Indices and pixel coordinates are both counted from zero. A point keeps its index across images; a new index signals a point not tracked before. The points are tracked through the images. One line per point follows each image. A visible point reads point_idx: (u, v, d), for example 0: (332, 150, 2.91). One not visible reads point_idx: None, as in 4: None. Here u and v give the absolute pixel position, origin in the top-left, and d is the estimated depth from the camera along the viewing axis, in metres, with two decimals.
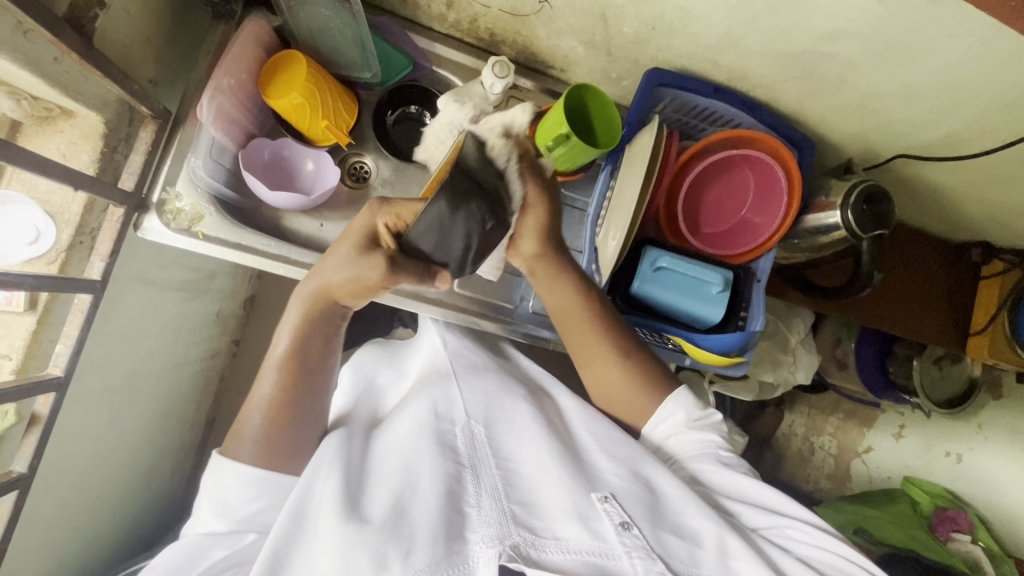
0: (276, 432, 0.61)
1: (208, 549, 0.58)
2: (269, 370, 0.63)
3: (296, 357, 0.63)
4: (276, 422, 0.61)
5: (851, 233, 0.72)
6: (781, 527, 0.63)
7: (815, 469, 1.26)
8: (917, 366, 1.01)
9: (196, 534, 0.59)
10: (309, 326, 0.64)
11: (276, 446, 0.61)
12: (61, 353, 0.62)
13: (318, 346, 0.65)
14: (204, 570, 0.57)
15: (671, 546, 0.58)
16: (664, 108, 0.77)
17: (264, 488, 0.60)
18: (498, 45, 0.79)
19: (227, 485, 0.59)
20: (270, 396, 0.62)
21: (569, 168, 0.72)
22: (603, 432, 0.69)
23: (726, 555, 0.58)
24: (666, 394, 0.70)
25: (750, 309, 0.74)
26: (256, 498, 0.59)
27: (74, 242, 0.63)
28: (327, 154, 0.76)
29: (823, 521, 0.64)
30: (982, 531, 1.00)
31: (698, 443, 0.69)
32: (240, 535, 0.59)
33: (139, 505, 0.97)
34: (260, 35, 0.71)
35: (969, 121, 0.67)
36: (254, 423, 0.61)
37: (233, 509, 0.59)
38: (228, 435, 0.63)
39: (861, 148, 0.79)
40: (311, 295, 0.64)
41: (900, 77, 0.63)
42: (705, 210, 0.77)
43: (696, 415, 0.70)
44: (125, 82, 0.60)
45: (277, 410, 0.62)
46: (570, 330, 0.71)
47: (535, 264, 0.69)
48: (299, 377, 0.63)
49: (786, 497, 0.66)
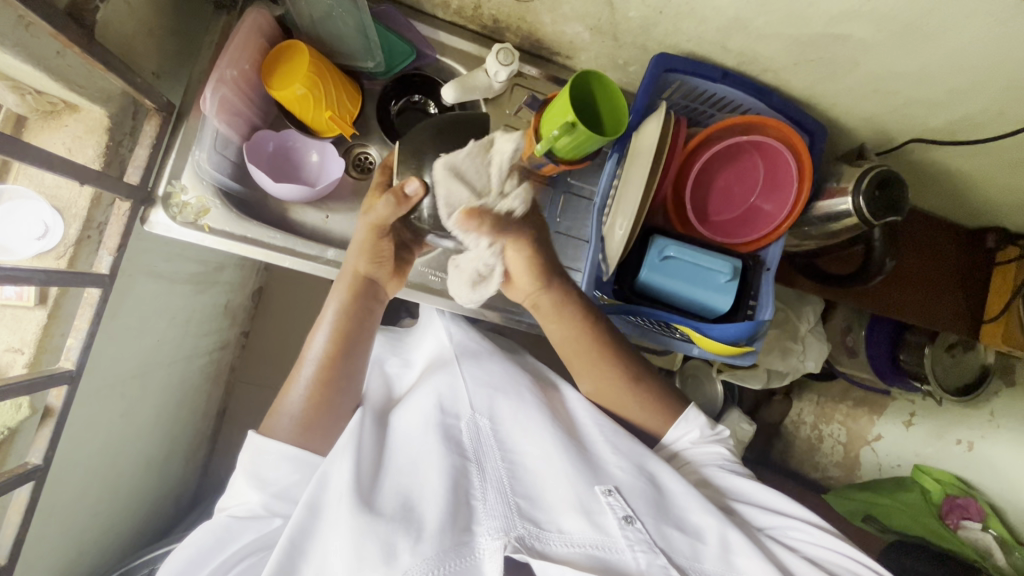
0: (314, 414, 0.64)
1: (238, 533, 0.59)
2: (309, 360, 0.66)
3: (339, 340, 0.67)
4: (316, 406, 0.64)
5: (861, 217, 0.70)
6: (786, 529, 0.65)
7: (824, 456, 1.27)
8: (928, 353, 1.00)
9: (225, 517, 0.60)
10: (350, 313, 0.68)
11: (315, 423, 0.64)
12: (72, 347, 0.63)
13: (360, 331, 0.68)
14: (235, 552, 0.58)
15: (674, 540, 0.59)
16: (671, 94, 0.76)
17: (302, 464, 0.62)
18: (502, 31, 0.78)
19: (266, 459, 0.60)
20: (314, 381, 0.65)
21: (574, 156, 0.71)
22: (607, 426, 0.69)
23: (728, 550, 0.59)
24: (677, 416, 0.74)
25: (759, 297, 0.73)
26: (292, 474, 0.61)
27: (82, 237, 0.63)
28: (332, 146, 0.77)
29: (826, 524, 0.66)
30: (994, 519, 0.99)
31: (707, 456, 0.72)
32: (268, 518, 0.60)
33: (156, 494, 0.99)
34: (262, 25, 0.71)
35: (985, 104, 0.65)
36: (294, 404, 0.64)
37: (270, 483, 0.61)
38: (267, 417, 0.66)
39: (875, 133, 0.77)
40: (348, 283, 0.68)
41: (916, 58, 0.61)
42: (714, 197, 0.76)
43: (708, 433, 0.74)
44: (128, 75, 0.60)
45: (317, 392, 0.64)
46: (592, 355, 0.72)
47: (539, 297, 0.72)
48: (341, 362, 0.66)
49: (790, 500, 0.68)
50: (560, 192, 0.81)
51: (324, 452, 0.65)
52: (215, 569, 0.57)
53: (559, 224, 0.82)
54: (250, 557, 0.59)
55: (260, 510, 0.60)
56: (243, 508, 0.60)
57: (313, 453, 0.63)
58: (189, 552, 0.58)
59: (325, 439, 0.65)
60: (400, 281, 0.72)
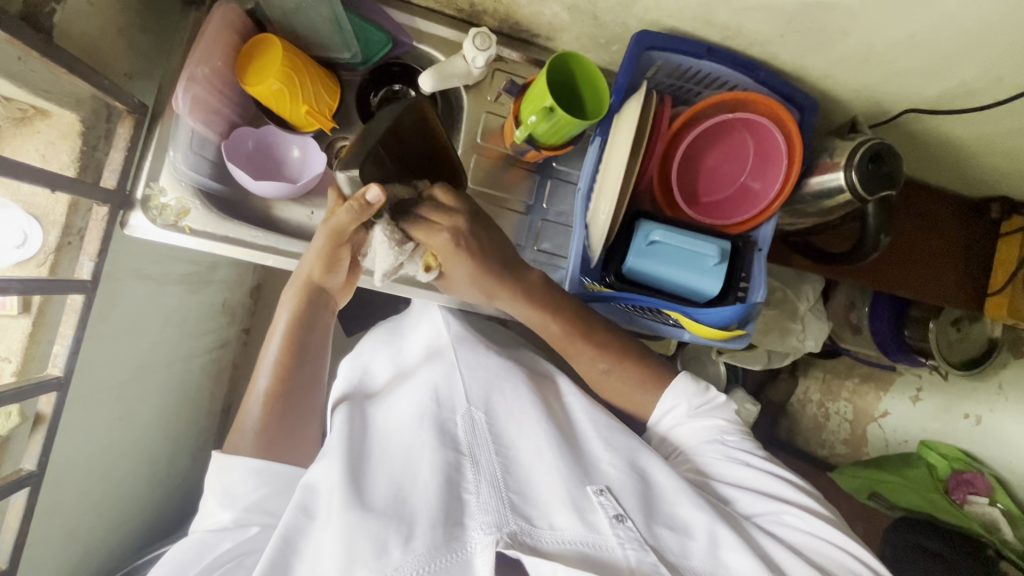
0: (275, 424, 0.65)
1: (214, 543, 0.59)
2: (263, 371, 0.68)
3: (287, 356, 0.68)
4: (275, 416, 0.66)
5: (855, 194, 0.68)
6: (778, 514, 0.65)
7: (830, 434, 1.25)
8: (933, 329, 0.96)
9: (203, 531, 0.60)
10: (300, 318, 0.69)
11: (275, 433, 0.65)
12: (59, 353, 0.63)
13: (307, 341, 0.70)
14: (213, 560, 0.58)
15: (663, 538, 0.60)
16: (655, 73, 0.74)
17: (266, 476, 0.61)
18: (479, 15, 0.75)
19: (232, 474, 0.60)
20: (270, 390, 0.66)
21: (556, 141, 0.69)
22: (600, 421, 0.72)
23: (716, 546, 0.60)
24: (667, 386, 0.75)
25: (751, 276, 0.71)
26: (259, 487, 0.61)
27: (63, 243, 0.64)
28: (312, 140, 0.76)
29: (820, 507, 0.66)
30: (1000, 493, 0.98)
31: (704, 429, 0.73)
32: (242, 528, 0.60)
33: (164, 491, 1.01)
34: (232, 20, 0.69)
35: (984, 69, 0.62)
36: (252, 415, 0.65)
37: (239, 499, 0.60)
38: (229, 435, 0.66)
39: (869, 105, 0.74)
40: (298, 289, 0.69)
41: (908, 25, 0.58)
42: (703, 178, 0.74)
43: (698, 403, 0.74)
44: (95, 77, 0.59)
45: (274, 401, 0.66)
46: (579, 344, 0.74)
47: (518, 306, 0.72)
48: (296, 367, 0.68)
49: (785, 484, 0.67)
50: (547, 178, 0.80)
51: (285, 458, 0.65)
52: None
53: (548, 210, 0.81)
54: (231, 562, 0.58)
55: (231, 522, 0.60)
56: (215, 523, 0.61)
57: (281, 462, 0.63)
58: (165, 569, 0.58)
59: (288, 449, 0.65)
60: (350, 290, 0.74)
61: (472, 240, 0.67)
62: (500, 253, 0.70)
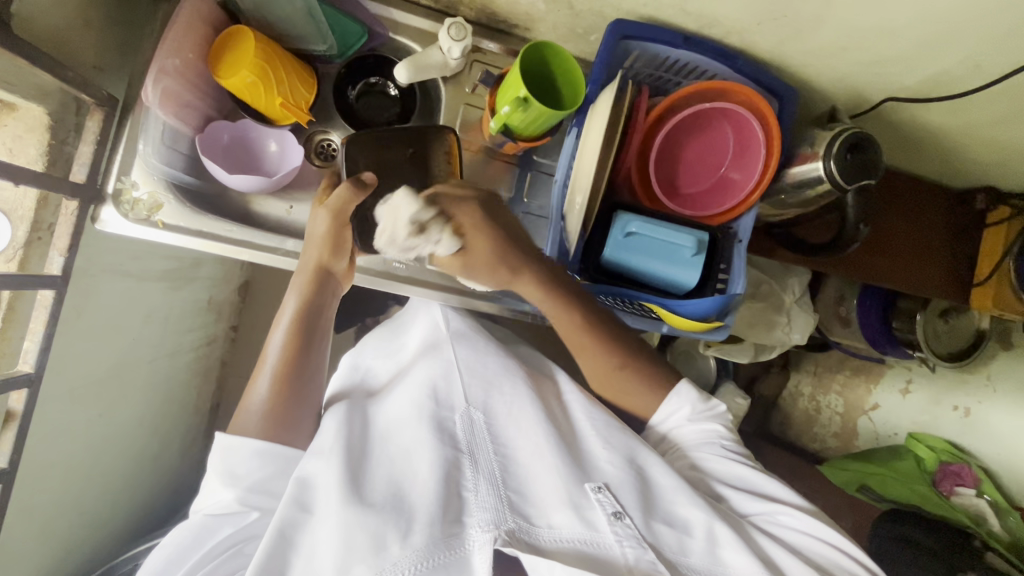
0: (280, 404, 0.66)
1: (215, 528, 0.58)
2: (272, 352, 0.68)
3: (297, 338, 0.69)
4: (282, 396, 0.66)
5: (835, 183, 0.68)
6: (772, 513, 0.65)
7: (822, 427, 1.24)
8: (920, 321, 0.96)
9: (203, 515, 0.59)
10: (310, 300, 0.69)
11: (282, 414, 0.65)
12: (29, 350, 0.63)
13: (316, 324, 0.70)
14: (212, 547, 0.58)
15: (662, 535, 0.59)
16: (632, 64, 0.73)
17: (267, 457, 0.61)
18: (456, 5, 0.75)
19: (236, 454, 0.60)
20: (277, 373, 0.67)
21: (533, 132, 0.69)
22: (599, 420, 0.70)
23: (716, 544, 0.59)
24: (671, 390, 0.74)
25: (731, 270, 0.71)
26: (263, 467, 0.61)
27: (32, 238, 0.63)
28: (290, 133, 0.74)
29: (805, 502, 0.67)
30: (988, 484, 0.97)
31: (701, 433, 0.72)
32: (244, 513, 0.59)
33: (148, 489, 1.00)
34: (205, 12, 0.68)
35: (962, 56, 0.62)
36: (260, 396, 0.66)
37: (242, 479, 0.60)
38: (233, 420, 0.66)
39: (850, 94, 0.74)
40: (307, 276, 0.69)
41: (882, 12, 0.58)
42: (683, 170, 0.73)
43: (702, 408, 0.73)
44: (59, 69, 0.58)
45: (282, 382, 0.67)
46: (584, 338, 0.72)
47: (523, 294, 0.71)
48: (304, 349, 0.69)
49: (780, 485, 0.68)
50: (528, 171, 0.80)
51: (291, 439, 0.65)
52: (193, 566, 0.57)
53: (529, 204, 0.80)
54: (229, 551, 0.58)
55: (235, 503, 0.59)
56: (217, 506, 0.60)
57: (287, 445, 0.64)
58: (167, 552, 0.58)
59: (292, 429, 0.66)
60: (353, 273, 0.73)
61: (480, 225, 0.68)
62: (505, 239, 0.69)
